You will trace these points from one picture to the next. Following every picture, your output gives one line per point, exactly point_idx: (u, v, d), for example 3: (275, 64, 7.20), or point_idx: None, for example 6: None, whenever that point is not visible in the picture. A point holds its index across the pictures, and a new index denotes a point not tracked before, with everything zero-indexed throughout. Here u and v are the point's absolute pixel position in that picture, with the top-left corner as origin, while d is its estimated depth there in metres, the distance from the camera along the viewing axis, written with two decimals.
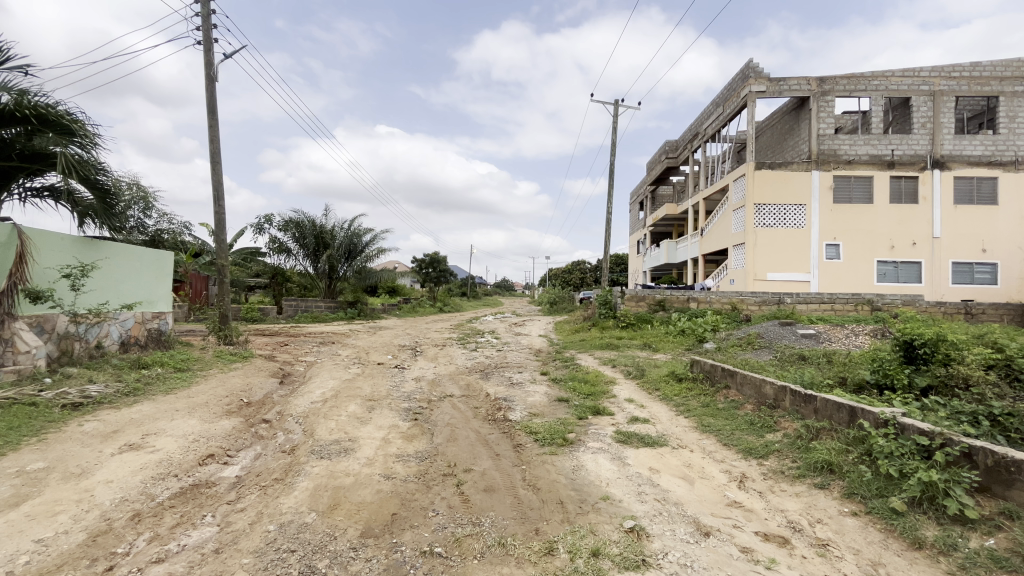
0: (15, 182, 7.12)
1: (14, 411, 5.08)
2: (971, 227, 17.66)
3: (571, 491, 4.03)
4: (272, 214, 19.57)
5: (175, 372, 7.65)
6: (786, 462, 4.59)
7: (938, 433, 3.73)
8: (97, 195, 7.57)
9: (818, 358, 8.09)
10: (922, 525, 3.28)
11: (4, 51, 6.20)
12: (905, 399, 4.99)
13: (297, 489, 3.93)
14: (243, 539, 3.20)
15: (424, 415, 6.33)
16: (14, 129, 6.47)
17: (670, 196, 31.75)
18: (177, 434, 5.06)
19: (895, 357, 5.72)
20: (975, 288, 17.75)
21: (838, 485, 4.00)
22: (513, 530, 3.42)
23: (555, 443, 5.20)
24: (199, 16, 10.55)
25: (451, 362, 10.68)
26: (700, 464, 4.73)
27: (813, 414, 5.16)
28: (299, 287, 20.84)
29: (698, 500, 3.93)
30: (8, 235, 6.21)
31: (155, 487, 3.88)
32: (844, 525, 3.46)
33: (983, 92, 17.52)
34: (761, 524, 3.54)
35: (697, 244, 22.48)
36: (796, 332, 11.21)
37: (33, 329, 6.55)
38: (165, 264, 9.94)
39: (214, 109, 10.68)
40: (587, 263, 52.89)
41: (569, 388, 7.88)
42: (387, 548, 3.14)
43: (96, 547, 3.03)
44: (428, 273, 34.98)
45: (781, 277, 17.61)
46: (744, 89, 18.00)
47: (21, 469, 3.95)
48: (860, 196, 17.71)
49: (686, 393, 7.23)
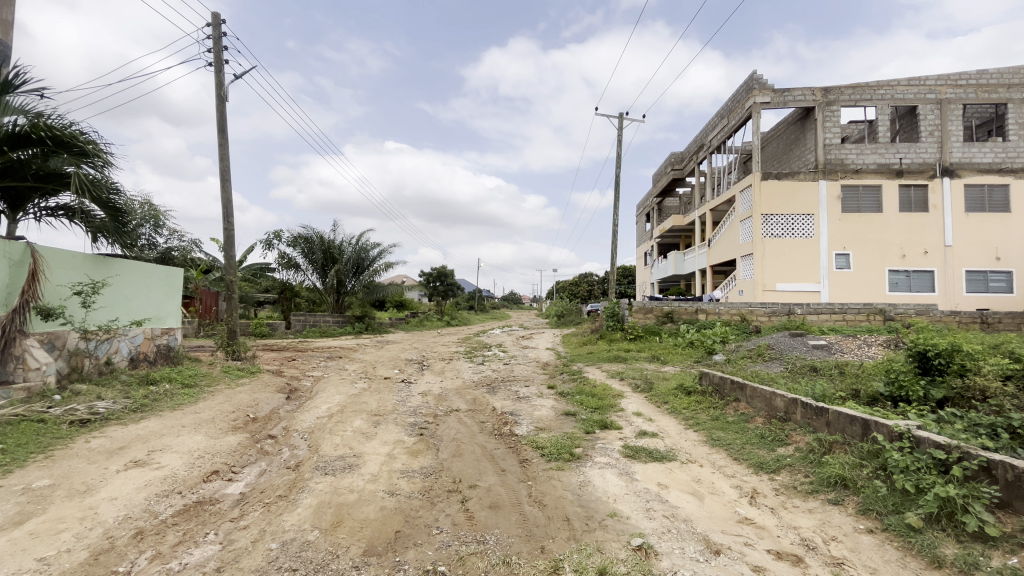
0: (30, 202, 7.30)
1: (23, 428, 5.12)
2: (983, 235, 17.41)
3: (578, 508, 3.96)
4: (282, 230, 19.82)
5: (183, 389, 7.64)
6: (799, 476, 4.48)
7: (955, 446, 3.62)
8: (109, 214, 7.69)
9: (830, 370, 7.95)
10: (941, 543, 3.16)
11: (22, 75, 6.36)
12: (920, 412, 4.87)
13: (301, 506, 3.90)
14: (245, 558, 3.17)
15: (430, 429, 6.30)
16: (30, 151, 6.58)
17: (676, 207, 31.77)
18: (184, 449, 5.08)
19: (910, 368, 5.61)
20: (990, 296, 17.47)
21: (853, 501, 3.90)
22: (518, 548, 3.35)
23: (562, 459, 5.13)
24: (211, 38, 10.83)
25: (458, 376, 10.68)
26: (709, 480, 4.62)
27: (825, 427, 5.05)
28: (308, 302, 21.22)
29: (708, 516, 3.85)
30: (22, 254, 6.37)
31: (158, 505, 3.87)
32: (859, 542, 3.36)
33: (991, 99, 17.40)
34: (773, 541, 3.44)
35: (705, 255, 22.35)
36: (807, 343, 11.05)
37: (43, 346, 6.65)
38: (175, 281, 10.06)
39: (224, 128, 10.90)
40: (595, 276, 52.98)
41: (576, 402, 7.81)
42: (391, 567, 3.09)
43: (98, 566, 3.01)
44: (435, 287, 35.14)
45: (789, 287, 17.48)
46: (748, 101, 18.02)
47: (27, 486, 3.97)
48: (869, 205, 17.58)
49: (695, 406, 7.12)
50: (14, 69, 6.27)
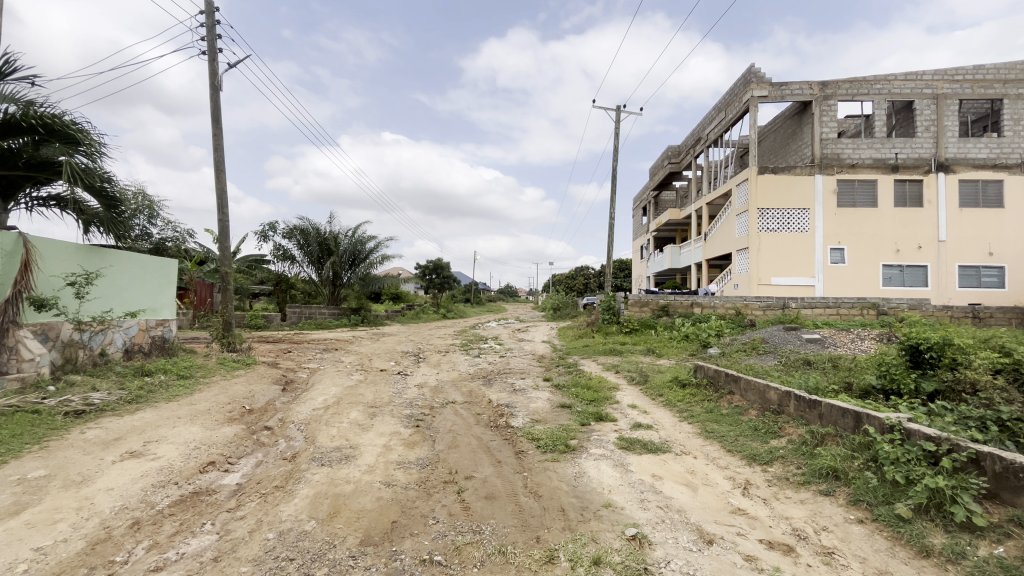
0: (22, 192, 7.21)
1: (17, 419, 5.10)
2: (977, 230, 17.54)
3: (573, 499, 3.99)
4: (277, 222, 19.77)
5: (178, 380, 7.64)
6: (791, 468, 4.53)
7: (945, 439, 3.67)
8: (103, 204, 7.63)
9: (823, 363, 8.04)
10: (929, 533, 3.22)
11: (11, 62, 6.26)
12: (912, 404, 4.95)
13: (297, 496, 3.91)
14: (242, 548, 3.18)
15: (426, 421, 6.33)
16: (22, 139, 6.53)
17: (673, 200, 31.89)
18: (179, 441, 5.07)
19: (902, 362, 5.69)
20: (982, 292, 17.62)
21: (844, 491, 3.95)
22: (514, 538, 3.38)
23: (557, 450, 5.16)
24: (205, 26, 10.67)
25: (454, 368, 10.73)
26: (703, 471, 4.67)
27: (817, 420, 5.10)
28: (304, 294, 21.13)
29: (701, 507, 3.89)
30: (14, 244, 6.29)
31: (154, 495, 3.87)
32: (850, 533, 3.41)
33: (987, 95, 17.47)
34: (765, 531, 3.49)
35: (701, 249, 22.40)
36: (801, 337, 11.14)
37: (37, 337, 6.62)
38: (170, 271, 10.03)
39: (219, 117, 10.79)
40: (592, 269, 53.01)
41: (572, 394, 7.86)
42: (387, 556, 3.12)
43: (95, 556, 3.02)
44: (432, 279, 34.96)
45: (785, 281, 17.54)
46: (746, 94, 17.96)
47: (22, 477, 3.95)
48: (864, 200, 17.65)
49: (689, 398, 7.18)
50: (3, 56, 6.18)
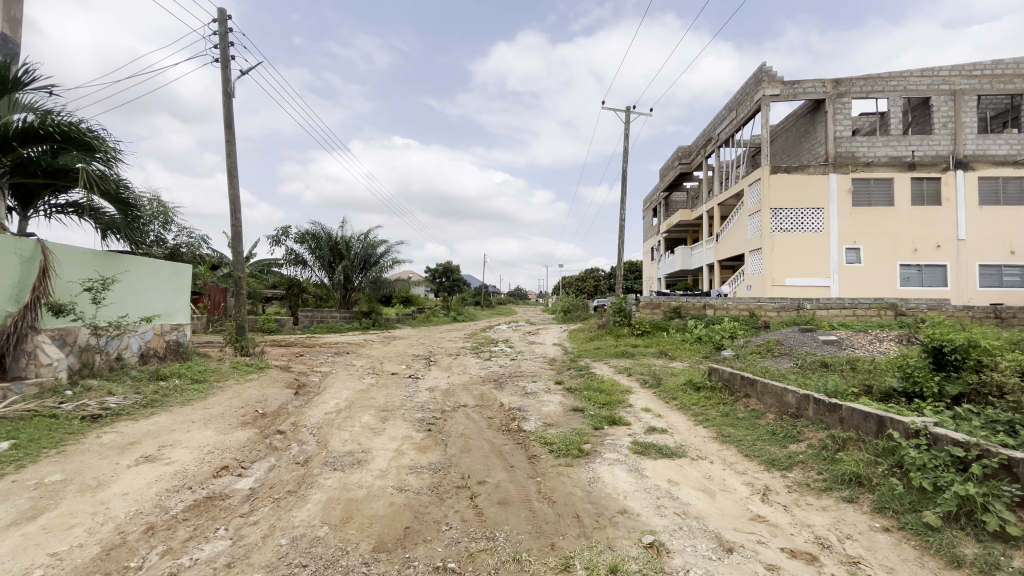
0: (41, 199, 7.38)
1: (35, 423, 5.17)
2: (997, 228, 17.12)
3: (588, 504, 3.93)
4: (289, 226, 19.94)
5: (192, 384, 7.70)
6: (812, 473, 4.42)
7: (974, 444, 3.55)
8: (119, 210, 7.75)
9: (841, 365, 7.84)
10: (960, 542, 3.10)
11: (30, 71, 6.38)
12: (936, 408, 4.80)
13: (310, 501, 3.90)
14: (255, 553, 3.17)
15: (438, 425, 6.29)
16: (40, 147, 6.61)
17: (684, 201, 31.64)
18: (193, 445, 5.10)
19: (924, 364, 5.53)
20: (1004, 291, 17.19)
21: (868, 499, 3.82)
22: (528, 545, 3.32)
23: (570, 455, 5.09)
24: (217, 34, 10.79)
25: (465, 371, 10.68)
26: (721, 476, 4.58)
27: (838, 424, 4.97)
28: (315, 297, 21.32)
29: (719, 514, 3.80)
30: (33, 251, 6.40)
31: (169, 500, 3.88)
32: (876, 541, 3.30)
33: (1007, 90, 17.10)
34: (787, 539, 3.40)
35: (713, 250, 22.16)
36: (818, 338, 10.91)
37: (54, 342, 6.69)
38: (185, 276, 10.12)
39: (230, 123, 10.90)
40: (602, 271, 52.73)
41: (584, 398, 7.76)
42: (400, 563, 3.08)
43: (109, 561, 3.02)
44: (442, 281, 35.20)
45: (799, 282, 17.29)
46: (758, 93, 17.75)
47: (40, 481, 3.99)
48: (880, 198, 17.33)
49: (704, 402, 7.06)
50: (23, 66, 6.30)
